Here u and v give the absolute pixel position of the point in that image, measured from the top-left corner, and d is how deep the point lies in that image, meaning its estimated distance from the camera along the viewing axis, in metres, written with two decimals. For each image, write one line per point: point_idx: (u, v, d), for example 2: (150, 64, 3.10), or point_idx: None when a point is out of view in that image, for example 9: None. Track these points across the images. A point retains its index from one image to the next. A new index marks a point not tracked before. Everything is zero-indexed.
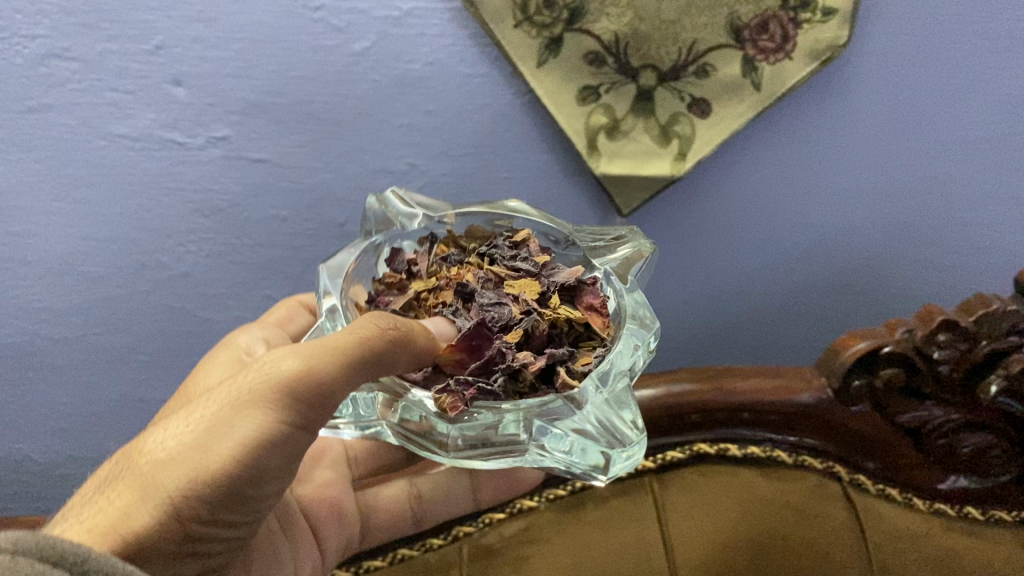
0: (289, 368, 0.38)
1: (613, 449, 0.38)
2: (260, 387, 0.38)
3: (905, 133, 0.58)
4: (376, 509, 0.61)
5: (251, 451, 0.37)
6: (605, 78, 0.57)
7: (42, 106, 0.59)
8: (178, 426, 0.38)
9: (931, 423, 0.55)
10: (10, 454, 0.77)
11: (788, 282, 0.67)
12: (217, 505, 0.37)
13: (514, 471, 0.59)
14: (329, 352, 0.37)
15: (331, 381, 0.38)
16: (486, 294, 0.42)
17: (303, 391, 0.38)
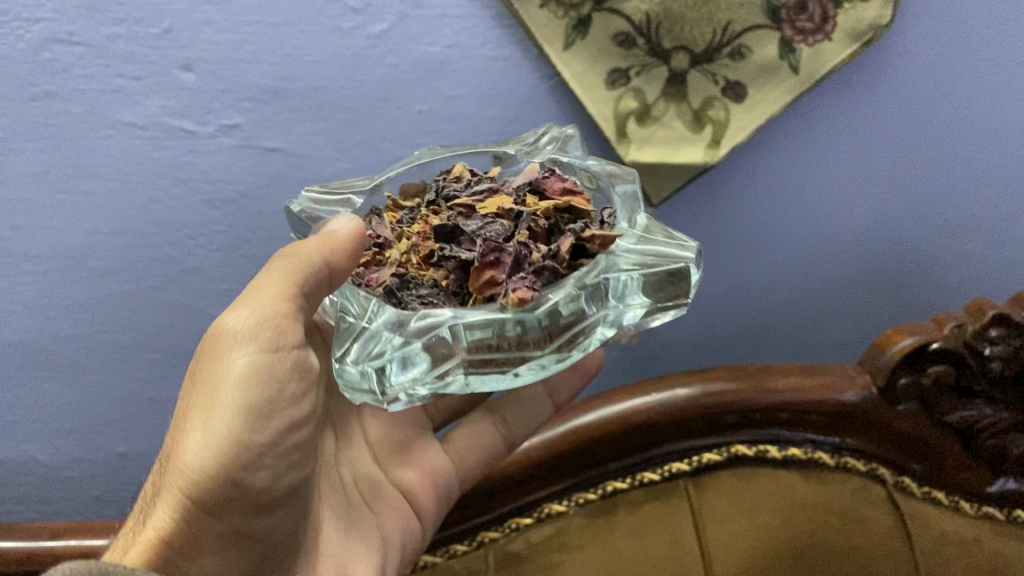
0: (239, 323, 0.38)
1: (680, 265, 0.37)
2: (218, 353, 0.38)
3: (952, 116, 0.55)
4: (463, 458, 0.53)
5: (238, 407, 0.38)
6: (634, 60, 0.53)
7: (47, 93, 0.56)
8: (179, 423, 0.39)
9: (980, 423, 0.52)
10: (14, 456, 0.71)
11: (828, 277, 0.63)
12: (238, 475, 0.38)
13: (581, 362, 0.50)
14: (272, 289, 0.38)
15: (279, 316, 0.38)
16: (468, 223, 0.39)
17: (257, 336, 0.38)
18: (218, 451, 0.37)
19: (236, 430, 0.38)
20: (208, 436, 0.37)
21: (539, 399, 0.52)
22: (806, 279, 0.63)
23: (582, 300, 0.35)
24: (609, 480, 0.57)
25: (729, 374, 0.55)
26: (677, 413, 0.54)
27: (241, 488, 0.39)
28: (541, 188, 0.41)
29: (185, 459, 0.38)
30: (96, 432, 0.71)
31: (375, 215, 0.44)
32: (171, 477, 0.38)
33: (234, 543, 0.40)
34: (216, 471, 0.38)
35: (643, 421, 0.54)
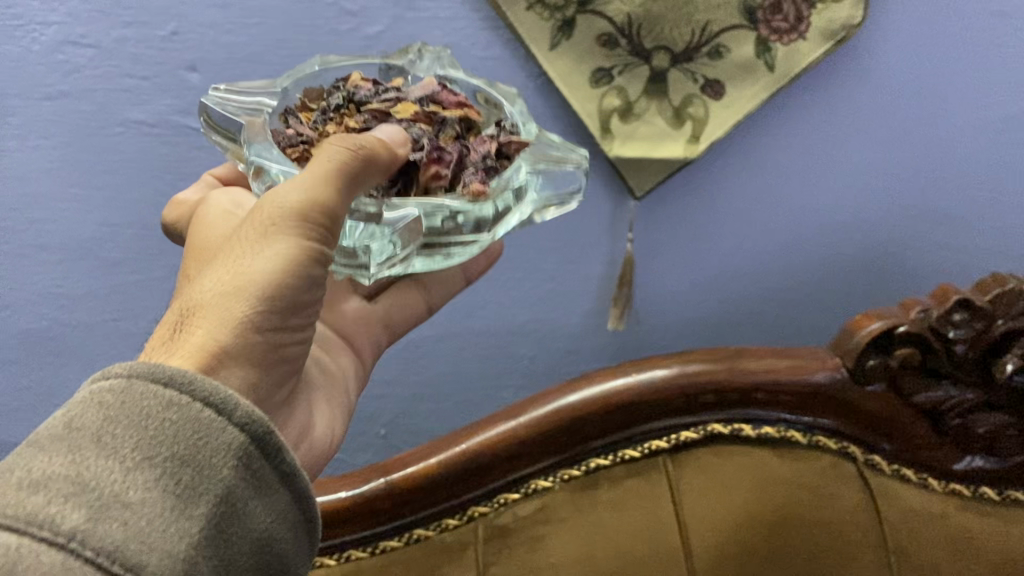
0: (289, 201, 0.36)
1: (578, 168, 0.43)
2: (274, 217, 0.37)
3: (921, 111, 0.58)
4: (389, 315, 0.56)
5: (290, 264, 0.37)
6: (617, 60, 0.56)
7: (60, 92, 0.60)
8: (211, 274, 0.38)
9: (947, 404, 0.55)
10: (30, 439, 0.74)
11: (805, 266, 0.66)
12: (282, 313, 0.38)
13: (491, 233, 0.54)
14: (316, 170, 0.36)
15: (336, 203, 0.37)
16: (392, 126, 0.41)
17: (309, 216, 0.36)
18: (274, 290, 0.37)
19: (279, 292, 0.38)
20: (262, 277, 0.37)
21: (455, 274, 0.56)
22: (784, 266, 0.66)
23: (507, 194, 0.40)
24: (593, 457, 0.60)
25: (705, 356, 0.58)
26: (657, 393, 0.57)
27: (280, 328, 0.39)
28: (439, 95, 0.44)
29: (241, 287, 0.37)
30: None
31: (289, 116, 0.43)
32: (225, 302, 0.37)
33: (264, 379, 0.39)
34: (269, 307, 0.37)
35: (624, 401, 0.57)
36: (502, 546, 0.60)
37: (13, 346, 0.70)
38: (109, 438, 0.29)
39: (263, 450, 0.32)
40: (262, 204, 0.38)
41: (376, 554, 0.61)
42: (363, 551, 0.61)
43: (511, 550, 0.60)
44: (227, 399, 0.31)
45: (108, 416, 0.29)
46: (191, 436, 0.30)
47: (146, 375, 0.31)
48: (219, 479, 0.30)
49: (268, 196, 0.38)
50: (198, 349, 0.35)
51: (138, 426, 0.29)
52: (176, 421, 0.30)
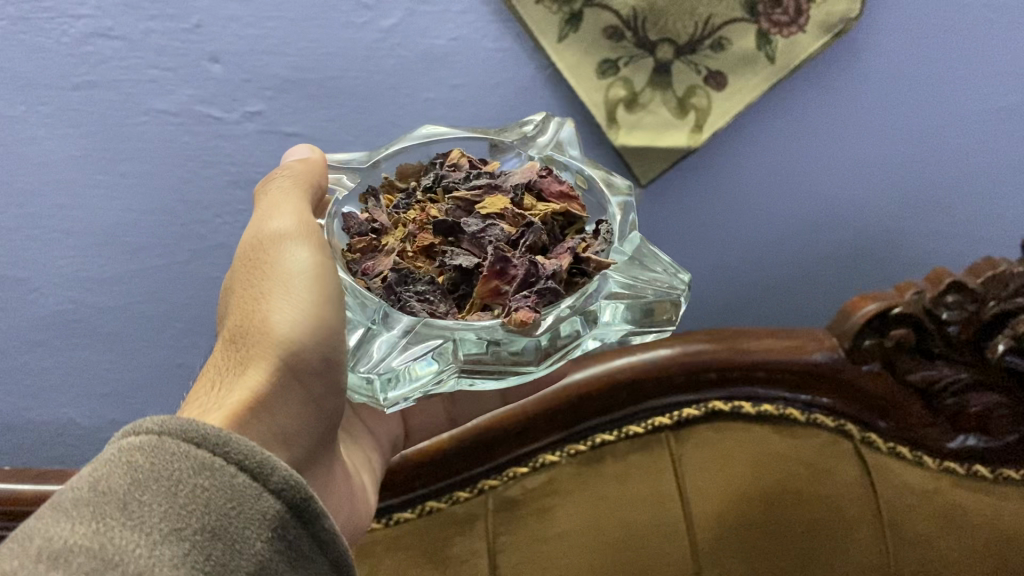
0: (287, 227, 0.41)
1: (668, 296, 0.38)
2: (269, 249, 0.40)
3: (915, 102, 0.60)
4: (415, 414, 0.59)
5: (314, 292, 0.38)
6: (623, 51, 0.58)
7: (88, 83, 0.62)
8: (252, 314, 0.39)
9: (941, 382, 0.57)
10: (56, 417, 0.77)
11: (807, 253, 0.68)
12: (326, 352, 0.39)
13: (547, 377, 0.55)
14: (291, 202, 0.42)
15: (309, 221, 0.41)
16: (469, 222, 0.39)
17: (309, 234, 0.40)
18: (309, 317, 0.38)
19: (318, 317, 0.38)
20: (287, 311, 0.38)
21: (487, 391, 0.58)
22: (785, 251, 0.68)
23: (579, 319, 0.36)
24: (598, 432, 0.62)
25: (707, 337, 0.60)
26: (660, 371, 0.59)
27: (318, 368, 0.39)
28: (544, 189, 0.42)
29: (269, 327, 0.38)
30: (131, 395, 0.77)
31: (370, 196, 0.43)
32: (258, 342, 0.38)
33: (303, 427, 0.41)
34: (303, 339, 0.38)
35: (627, 378, 0.59)
36: (511, 516, 0.63)
37: (39, 329, 0.72)
38: (138, 505, 0.27)
39: (298, 519, 0.31)
40: (254, 251, 0.41)
41: (390, 525, 0.63)
42: (379, 522, 0.63)
43: (519, 520, 0.63)
44: (264, 464, 0.30)
45: (137, 480, 0.27)
46: (223, 505, 0.29)
47: (178, 434, 0.29)
48: (251, 553, 0.29)
49: (259, 239, 0.42)
50: (243, 399, 0.37)
51: (168, 492, 0.28)
52: (208, 487, 0.28)
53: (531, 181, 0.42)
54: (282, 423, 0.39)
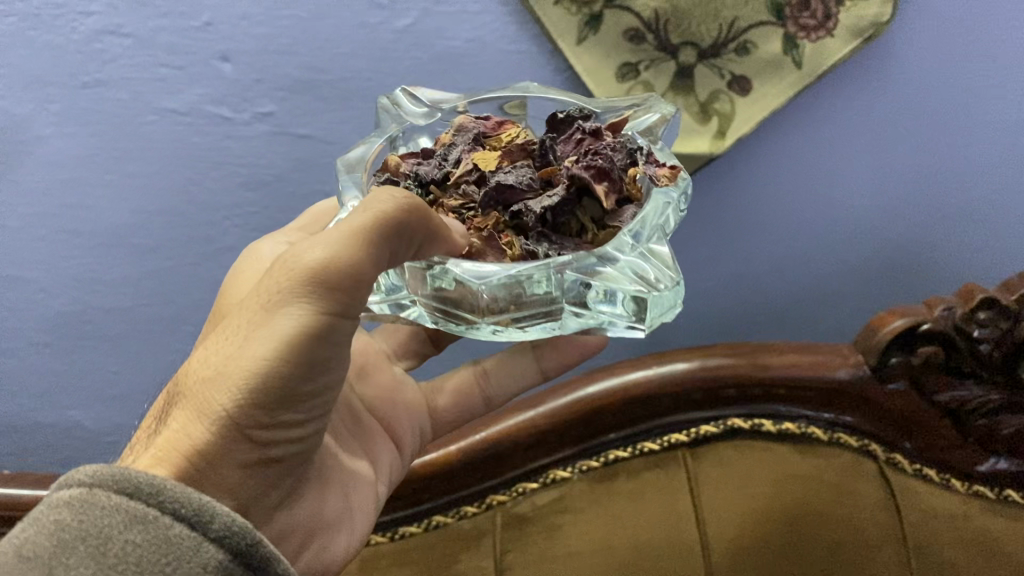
0: (307, 259, 0.34)
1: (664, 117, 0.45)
2: (288, 280, 0.34)
3: (948, 109, 0.57)
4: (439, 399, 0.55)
5: (289, 353, 0.35)
6: (644, 55, 0.56)
7: (97, 81, 0.61)
8: (212, 353, 0.36)
9: (970, 403, 0.54)
10: (63, 419, 0.76)
11: (831, 264, 0.66)
12: (271, 409, 0.36)
13: (563, 341, 0.50)
14: (344, 227, 0.33)
15: (356, 267, 0.34)
16: (509, 176, 0.38)
17: (321, 278, 0.34)
18: (263, 375, 0.35)
19: (277, 374, 0.35)
20: (256, 365, 0.35)
21: (527, 364, 0.52)
22: (808, 263, 0.66)
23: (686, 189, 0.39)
24: (612, 449, 0.61)
25: (727, 350, 0.58)
26: (676, 387, 0.57)
27: (272, 414, 0.36)
28: (493, 134, 0.43)
29: (229, 373, 0.35)
30: (136, 400, 0.75)
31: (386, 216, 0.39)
32: (200, 392, 0.35)
33: (253, 480, 0.38)
34: (250, 400, 0.35)
35: (639, 395, 0.58)
36: (520, 532, 0.62)
37: (46, 330, 0.71)
38: (63, 570, 0.28)
39: (245, 567, 0.30)
40: (278, 264, 0.35)
41: (396, 539, 0.63)
42: (385, 535, 0.63)
43: (529, 537, 0.62)
44: (202, 512, 0.30)
45: (64, 541, 0.28)
46: (157, 562, 0.29)
47: (110, 486, 0.30)
48: None
49: (288, 257, 0.35)
50: (169, 450, 0.34)
51: (96, 553, 0.28)
52: (140, 543, 0.29)
53: (476, 134, 0.42)
54: (222, 484, 0.36)
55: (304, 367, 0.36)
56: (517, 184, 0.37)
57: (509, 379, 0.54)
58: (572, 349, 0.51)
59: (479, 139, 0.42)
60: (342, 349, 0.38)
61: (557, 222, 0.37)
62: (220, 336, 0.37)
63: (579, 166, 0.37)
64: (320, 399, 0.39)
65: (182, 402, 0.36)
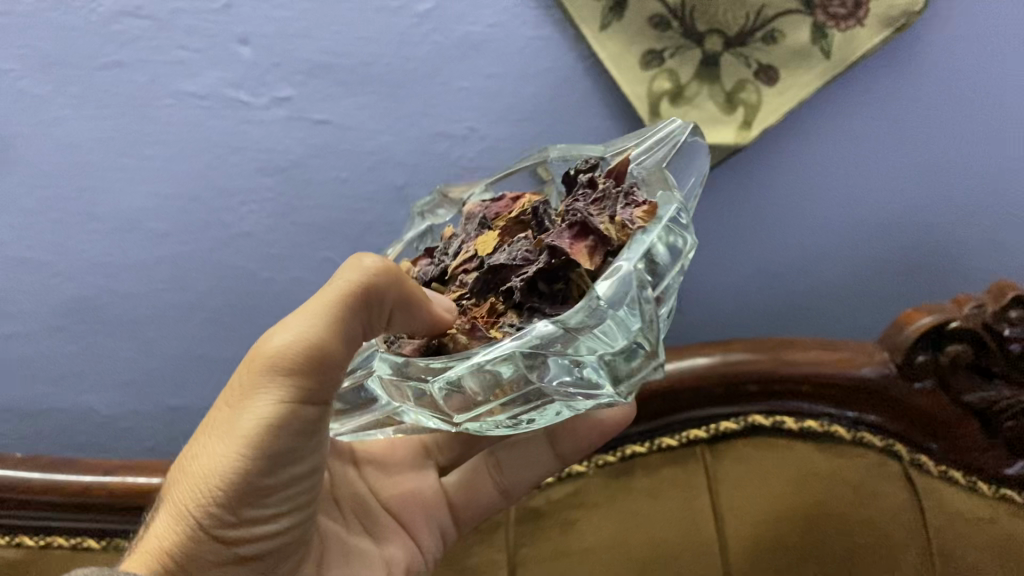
0: (269, 349, 0.37)
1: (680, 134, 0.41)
2: (254, 371, 0.38)
3: (979, 104, 0.55)
4: (459, 491, 0.56)
5: (252, 446, 0.38)
6: (669, 42, 0.55)
7: (115, 63, 0.60)
8: (196, 448, 0.40)
9: (999, 404, 0.52)
10: (75, 405, 0.75)
11: (855, 261, 0.64)
12: (243, 504, 0.39)
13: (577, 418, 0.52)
14: (308, 310, 0.37)
15: (311, 351, 0.36)
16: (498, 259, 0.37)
17: (279, 368, 0.37)
18: (229, 469, 0.38)
19: (242, 466, 0.38)
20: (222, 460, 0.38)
21: (544, 450, 0.54)
22: (833, 260, 0.65)
23: (681, 231, 0.33)
24: (630, 444, 0.61)
25: (751, 345, 0.58)
26: (697, 380, 0.58)
27: (240, 511, 0.39)
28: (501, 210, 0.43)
29: (202, 471, 0.39)
30: (151, 385, 0.75)
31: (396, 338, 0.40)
32: (181, 488, 0.39)
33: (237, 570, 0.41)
34: (221, 495, 0.38)
35: (663, 389, 0.58)
36: (536, 526, 0.62)
37: (60, 314, 0.71)
38: None
39: None
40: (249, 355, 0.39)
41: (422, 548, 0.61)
42: None
43: (543, 531, 0.62)
44: None
45: None
46: None
47: None
48: None
49: (257, 347, 0.38)
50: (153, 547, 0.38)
51: None
52: None
53: (483, 218, 0.42)
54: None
55: (269, 464, 0.39)
56: (510, 262, 0.37)
57: (523, 467, 0.55)
58: (586, 436, 0.52)
59: (485, 221, 0.42)
60: (312, 435, 0.40)
61: (554, 291, 0.35)
62: (203, 431, 0.40)
63: (563, 227, 0.35)
64: (295, 487, 0.41)
65: (169, 501, 0.40)
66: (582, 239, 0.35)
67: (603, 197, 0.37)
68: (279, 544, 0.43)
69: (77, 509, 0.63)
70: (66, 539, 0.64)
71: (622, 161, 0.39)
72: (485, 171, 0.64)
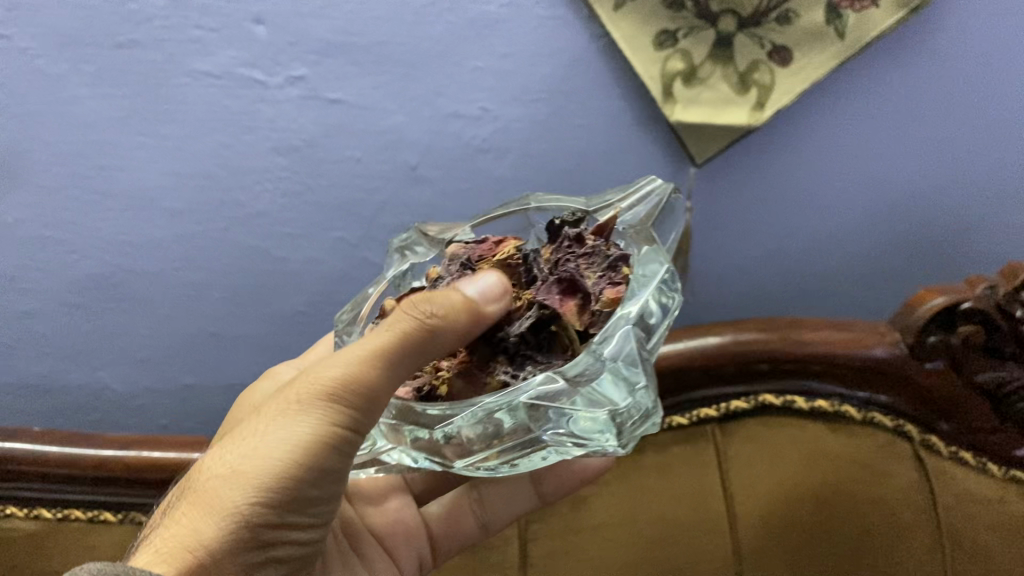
0: (333, 376, 0.37)
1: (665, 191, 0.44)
2: (313, 397, 0.37)
3: (991, 84, 0.55)
4: (441, 519, 0.56)
5: (304, 458, 0.38)
6: (682, 22, 0.55)
7: (130, 42, 0.61)
8: (232, 446, 0.39)
9: (1010, 384, 0.52)
10: (91, 380, 0.76)
11: (867, 243, 0.64)
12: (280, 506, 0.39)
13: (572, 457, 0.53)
14: (369, 348, 0.35)
15: (374, 386, 0.36)
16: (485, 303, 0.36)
17: (342, 397, 0.36)
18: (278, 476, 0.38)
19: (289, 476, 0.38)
20: (272, 467, 0.37)
21: (526, 489, 0.56)
22: (844, 241, 0.65)
23: (669, 291, 0.37)
24: None
25: (761, 326, 0.58)
26: (709, 359, 0.58)
27: (282, 509, 0.39)
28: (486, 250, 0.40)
29: (246, 470, 0.37)
30: (166, 363, 0.75)
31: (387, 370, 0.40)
32: (216, 483, 0.38)
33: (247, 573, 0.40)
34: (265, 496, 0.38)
35: (673, 366, 0.58)
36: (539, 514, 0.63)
37: (76, 291, 0.71)
38: None
39: None
40: (306, 376, 0.38)
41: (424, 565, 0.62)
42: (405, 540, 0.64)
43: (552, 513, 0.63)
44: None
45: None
46: None
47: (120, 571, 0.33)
48: None
49: (318, 371, 0.38)
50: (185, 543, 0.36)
51: None
52: None
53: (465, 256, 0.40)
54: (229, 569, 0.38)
55: (313, 474, 0.38)
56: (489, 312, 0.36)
57: (507, 501, 0.56)
58: (572, 476, 0.55)
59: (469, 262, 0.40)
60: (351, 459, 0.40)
61: (540, 341, 0.35)
62: (241, 431, 0.39)
63: (551, 282, 0.36)
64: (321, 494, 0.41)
65: (197, 494, 0.38)
66: (572, 297, 0.35)
67: (590, 253, 0.38)
68: (307, 545, 0.42)
69: (95, 483, 0.64)
70: (83, 512, 0.65)
71: (608, 220, 0.41)
72: (498, 150, 0.65)
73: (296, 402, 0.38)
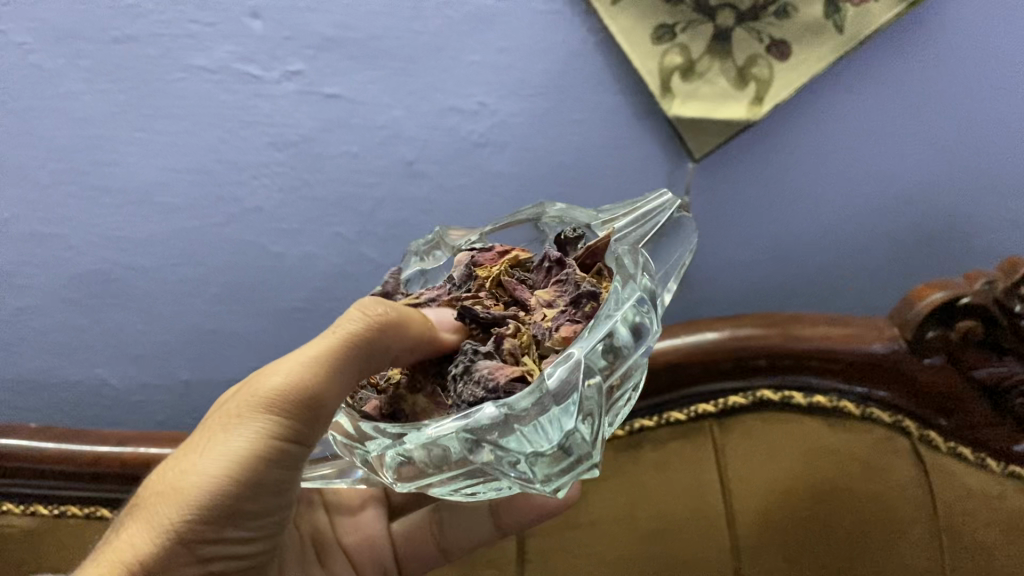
0: (272, 384, 0.36)
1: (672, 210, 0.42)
2: (250, 403, 0.36)
3: (989, 78, 0.55)
4: (404, 539, 0.56)
5: (239, 471, 0.36)
6: (681, 16, 0.56)
7: (127, 36, 0.61)
8: (175, 463, 0.37)
9: (1011, 379, 0.52)
10: (87, 376, 0.75)
11: (866, 238, 0.64)
12: (218, 525, 0.36)
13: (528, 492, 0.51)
14: (308, 354, 0.35)
15: (312, 392, 0.35)
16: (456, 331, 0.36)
17: (279, 402, 0.35)
18: (215, 487, 0.36)
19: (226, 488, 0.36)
20: (208, 478, 0.36)
21: (484, 520, 0.53)
22: (843, 237, 0.64)
23: (647, 316, 0.33)
24: (637, 418, 0.61)
25: (759, 321, 0.58)
26: (707, 355, 0.58)
27: (219, 527, 0.37)
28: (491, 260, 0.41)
29: (182, 486, 0.36)
30: (162, 358, 0.74)
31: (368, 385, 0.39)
32: (155, 502, 0.36)
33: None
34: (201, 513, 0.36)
35: (671, 362, 0.58)
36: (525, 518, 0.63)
37: (72, 287, 0.71)
38: None
39: None
40: (247, 387, 0.37)
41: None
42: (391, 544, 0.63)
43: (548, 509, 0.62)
44: None
45: None
46: None
47: None
48: None
49: (258, 379, 0.37)
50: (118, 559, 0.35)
51: None
52: None
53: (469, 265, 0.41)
54: None
55: (251, 491, 0.37)
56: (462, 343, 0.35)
57: (464, 528, 0.54)
58: (529, 508, 0.52)
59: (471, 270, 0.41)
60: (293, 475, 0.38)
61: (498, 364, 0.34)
62: (186, 448, 0.38)
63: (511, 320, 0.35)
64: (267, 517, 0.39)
65: (138, 513, 0.37)
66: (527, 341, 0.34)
67: (564, 281, 0.37)
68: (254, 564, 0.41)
69: (93, 477, 0.63)
70: (80, 508, 0.65)
71: (600, 241, 0.38)
72: (496, 145, 0.64)
73: (234, 412, 0.37)
